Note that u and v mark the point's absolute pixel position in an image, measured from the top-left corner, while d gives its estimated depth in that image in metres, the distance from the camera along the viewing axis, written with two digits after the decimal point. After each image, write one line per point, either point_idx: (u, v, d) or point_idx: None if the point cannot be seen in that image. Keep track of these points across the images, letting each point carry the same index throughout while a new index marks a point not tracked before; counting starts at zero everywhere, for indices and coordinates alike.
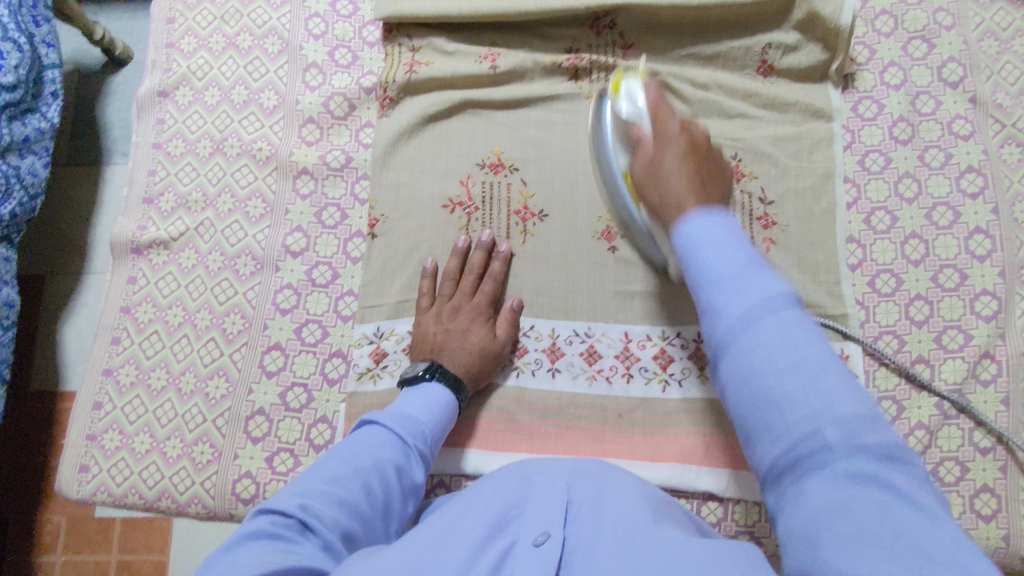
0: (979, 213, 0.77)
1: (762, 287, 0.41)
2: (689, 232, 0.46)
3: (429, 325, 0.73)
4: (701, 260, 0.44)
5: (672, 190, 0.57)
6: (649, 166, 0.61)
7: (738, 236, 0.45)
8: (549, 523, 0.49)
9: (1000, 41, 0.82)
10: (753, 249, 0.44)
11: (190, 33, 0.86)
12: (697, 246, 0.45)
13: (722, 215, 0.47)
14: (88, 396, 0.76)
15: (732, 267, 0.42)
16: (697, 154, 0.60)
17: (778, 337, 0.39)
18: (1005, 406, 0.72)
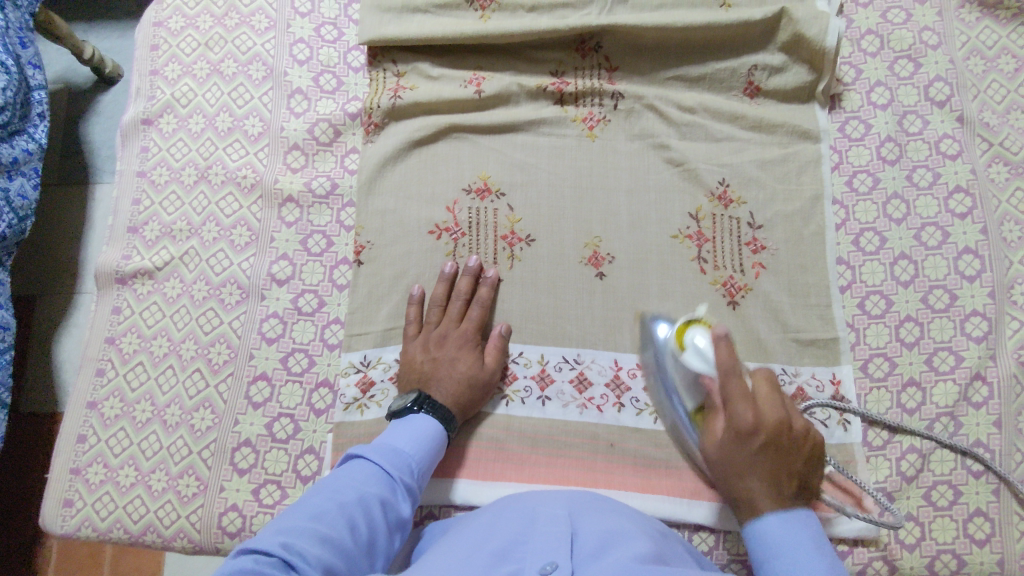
0: (968, 234, 0.77)
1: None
2: (770, 529, 0.57)
3: (416, 354, 0.72)
4: (785, 568, 0.54)
5: (747, 488, 0.59)
6: (724, 454, 0.61)
7: (819, 539, 0.55)
8: (556, 555, 0.48)
9: (986, 60, 0.83)
10: (828, 544, 0.55)
11: (174, 60, 0.86)
12: (771, 545, 0.56)
13: (804, 515, 0.57)
14: (72, 429, 0.75)
15: (808, 562, 0.53)
16: (784, 451, 0.59)
17: None
18: (997, 428, 0.71)
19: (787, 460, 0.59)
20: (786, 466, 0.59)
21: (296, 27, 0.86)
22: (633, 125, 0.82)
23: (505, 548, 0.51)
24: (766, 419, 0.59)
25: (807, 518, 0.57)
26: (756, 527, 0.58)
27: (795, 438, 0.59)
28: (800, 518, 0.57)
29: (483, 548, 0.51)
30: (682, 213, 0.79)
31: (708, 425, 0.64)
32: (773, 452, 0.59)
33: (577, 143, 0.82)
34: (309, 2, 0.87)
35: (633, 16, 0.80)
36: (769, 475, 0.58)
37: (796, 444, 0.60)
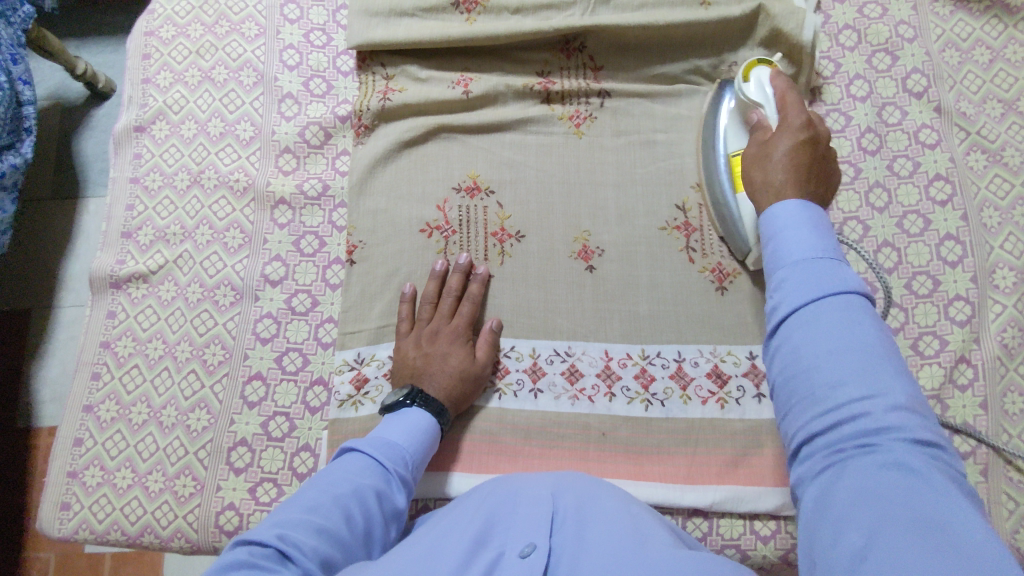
0: (949, 220, 0.78)
1: (839, 282, 0.47)
2: (783, 215, 0.53)
3: (409, 349, 0.73)
4: (789, 240, 0.51)
5: (773, 177, 0.60)
6: (761, 151, 0.64)
7: (824, 235, 0.51)
8: (535, 534, 0.50)
9: (961, 52, 0.85)
10: (836, 247, 0.51)
11: (166, 68, 0.87)
12: (784, 234, 0.52)
13: (810, 207, 0.53)
14: (69, 432, 0.76)
15: (826, 284, 0.48)
16: (819, 154, 0.62)
17: (840, 339, 0.45)
18: (983, 410, 0.72)
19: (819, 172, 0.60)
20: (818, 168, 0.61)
21: (286, 33, 0.88)
22: (619, 121, 0.83)
23: (488, 529, 0.52)
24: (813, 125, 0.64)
25: (817, 219, 0.52)
26: (778, 211, 0.53)
27: (825, 158, 0.62)
28: (813, 224, 0.52)
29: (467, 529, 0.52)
30: (669, 205, 0.80)
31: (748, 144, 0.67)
32: (808, 155, 0.61)
33: (565, 140, 0.83)
34: (298, 9, 0.89)
35: (616, 16, 0.82)
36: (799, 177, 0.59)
37: (828, 158, 0.62)
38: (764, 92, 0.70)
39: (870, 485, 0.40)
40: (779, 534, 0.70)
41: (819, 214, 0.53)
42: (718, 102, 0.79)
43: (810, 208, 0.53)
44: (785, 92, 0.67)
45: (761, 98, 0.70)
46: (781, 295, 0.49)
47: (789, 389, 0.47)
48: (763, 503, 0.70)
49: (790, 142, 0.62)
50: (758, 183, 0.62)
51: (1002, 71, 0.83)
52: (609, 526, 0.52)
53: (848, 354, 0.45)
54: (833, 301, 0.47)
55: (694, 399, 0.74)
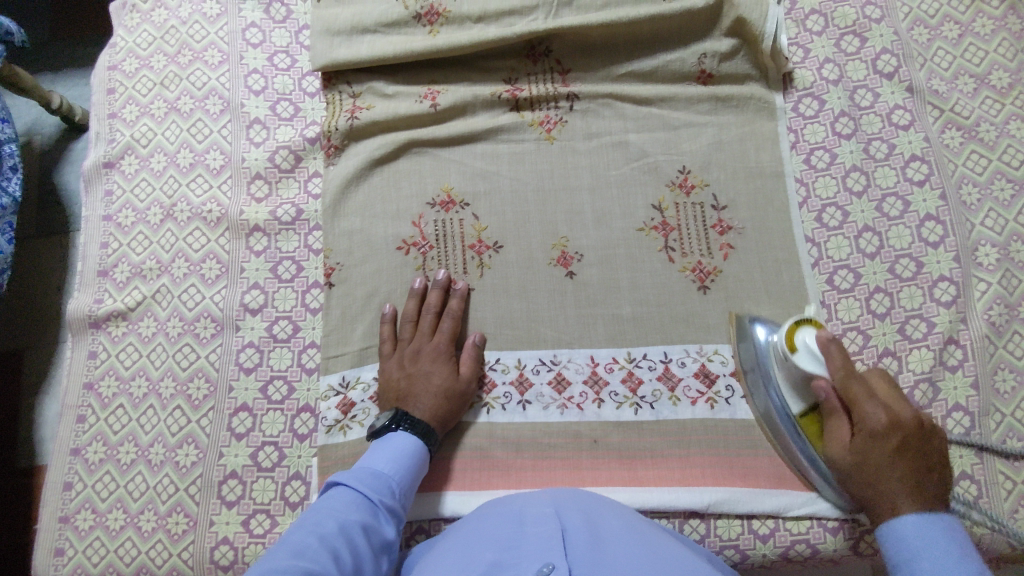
0: (928, 200, 0.77)
1: (943, 524, 0.55)
2: (903, 528, 0.57)
3: (392, 371, 0.73)
4: (920, 567, 0.53)
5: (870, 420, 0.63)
6: (856, 458, 0.63)
7: (960, 547, 0.53)
8: (550, 554, 0.49)
9: (930, 29, 0.84)
10: (979, 566, 0.52)
11: (131, 101, 0.86)
12: (913, 547, 0.55)
13: (942, 516, 0.56)
14: (58, 477, 0.75)
15: None
16: (909, 445, 0.61)
17: (939, 550, 0.53)
18: (975, 390, 0.71)
19: (934, 471, 0.61)
20: (926, 470, 0.61)
21: (249, 58, 0.87)
22: (589, 123, 0.83)
23: (500, 554, 0.51)
24: (899, 415, 0.63)
25: (950, 527, 0.55)
26: (893, 525, 0.58)
27: (927, 442, 0.62)
28: (957, 549, 0.53)
29: (478, 557, 0.51)
30: (645, 205, 0.79)
31: (838, 441, 0.65)
32: (903, 433, 0.62)
33: (536, 148, 0.82)
34: (260, 33, 0.88)
35: (578, 17, 0.81)
36: (908, 487, 0.59)
37: (927, 440, 0.62)
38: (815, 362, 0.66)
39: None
40: (777, 532, 0.69)
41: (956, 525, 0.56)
42: (749, 335, 0.73)
43: (933, 514, 0.57)
44: (840, 362, 0.64)
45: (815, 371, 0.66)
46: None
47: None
48: (760, 504, 0.69)
49: (885, 415, 0.62)
50: (871, 498, 0.62)
51: (973, 45, 0.83)
52: (625, 553, 0.50)
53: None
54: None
55: (683, 400, 0.73)
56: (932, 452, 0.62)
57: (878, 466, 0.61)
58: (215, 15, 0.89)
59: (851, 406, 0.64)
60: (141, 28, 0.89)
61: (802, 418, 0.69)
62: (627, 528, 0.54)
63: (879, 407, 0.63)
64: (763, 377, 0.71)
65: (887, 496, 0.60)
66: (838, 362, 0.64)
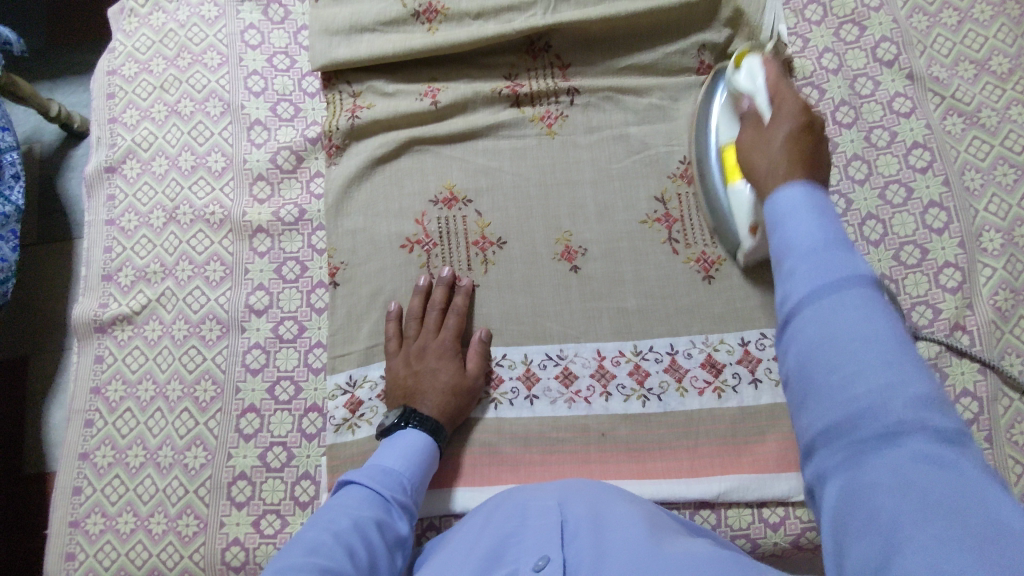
0: (931, 187, 0.77)
1: (835, 230, 0.40)
2: (780, 204, 0.44)
3: (399, 369, 0.73)
4: (789, 232, 0.42)
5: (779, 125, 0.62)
6: (759, 139, 0.63)
7: (825, 212, 0.42)
8: (547, 546, 0.50)
9: (929, 16, 0.84)
10: (840, 229, 0.41)
11: (131, 106, 0.86)
12: (779, 217, 0.43)
13: (815, 190, 0.43)
14: (67, 482, 0.75)
15: (829, 274, 0.38)
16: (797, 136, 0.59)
17: (808, 230, 0.41)
18: (983, 375, 0.71)
19: (823, 153, 0.58)
20: (823, 147, 0.58)
21: (248, 59, 0.87)
22: (590, 117, 0.83)
23: (503, 550, 0.51)
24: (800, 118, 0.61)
25: (823, 204, 0.43)
26: (776, 198, 0.44)
27: (825, 141, 0.60)
28: (817, 208, 0.42)
29: (476, 553, 0.51)
30: (648, 198, 0.79)
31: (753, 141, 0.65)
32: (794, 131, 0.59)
33: (538, 143, 0.82)
34: (259, 34, 0.88)
35: (578, 12, 0.81)
36: (797, 151, 0.57)
37: (826, 142, 0.59)
38: (754, 82, 0.69)
39: (904, 487, 0.32)
40: (787, 520, 0.69)
41: (821, 197, 0.43)
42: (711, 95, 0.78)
43: (814, 191, 0.43)
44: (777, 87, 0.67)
45: (752, 88, 0.69)
46: (790, 288, 0.40)
47: (798, 392, 0.38)
48: (770, 490, 0.69)
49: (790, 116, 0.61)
50: (764, 167, 0.59)
51: (972, 31, 0.83)
52: (622, 530, 0.51)
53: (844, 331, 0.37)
54: (840, 289, 0.38)
55: (690, 391, 0.73)
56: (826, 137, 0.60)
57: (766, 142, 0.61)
58: (213, 17, 0.89)
59: (773, 99, 0.66)
60: (139, 32, 0.89)
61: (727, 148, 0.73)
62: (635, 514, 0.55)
63: (797, 102, 0.63)
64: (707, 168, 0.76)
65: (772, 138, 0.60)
66: (773, 77, 0.68)
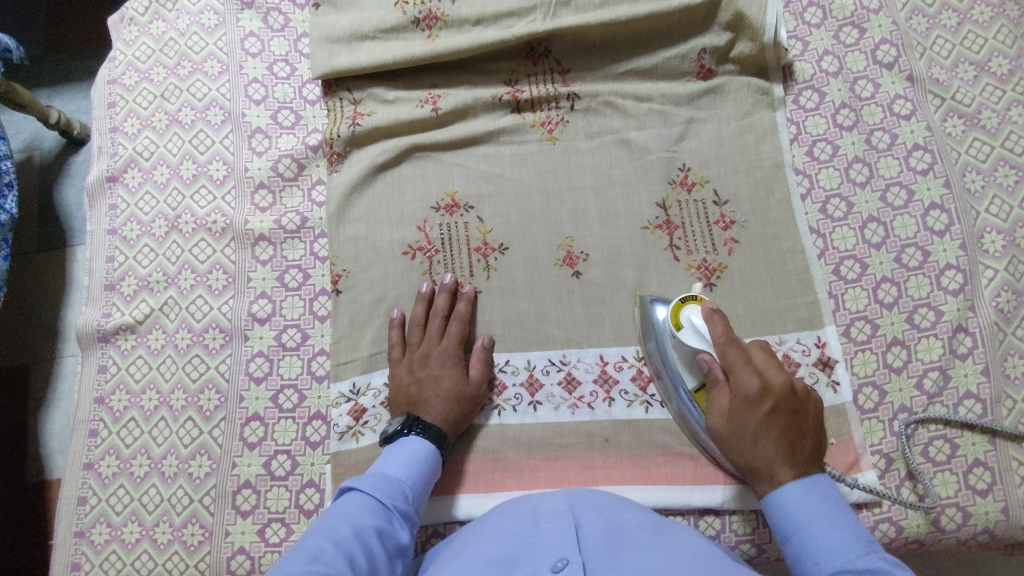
0: (932, 189, 0.77)
1: (835, 502, 0.58)
2: (786, 498, 0.59)
3: (403, 376, 0.73)
4: (807, 539, 0.56)
5: (749, 388, 0.63)
6: (731, 425, 0.64)
7: (834, 505, 0.58)
8: (565, 549, 0.50)
9: (928, 17, 0.84)
10: (861, 529, 0.56)
11: (133, 115, 0.87)
12: (791, 513, 0.59)
13: (819, 476, 0.60)
14: (72, 491, 0.75)
15: (846, 561, 0.53)
16: (780, 410, 0.62)
17: (814, 510, 0.58)
18: (986, 376, 0.71)
19: (804, 430, 0.62)
20: (802, 414, 0.63)
21: (249, 68, 0.87)
22: (591, 123, 0.83)
23: (513, 551, 0.51)
24: (771, 383, 0.63)
25: (825, 485, 0.60)
26: (777, 496, 0.60)
27: (802, 407, 0.64)
28: (822, 492, 0.59)
29: (486, 555, 0.51)
30: (649, 203, 0.80)
31: (717, 409, 0.65)
32: (782, 423, 0.62)
33: (539, 148, 0.82)
34: (259, 42, 0.88)
35: (577, 17, 0.81)
36: (791, 450, 0.61)
37: (799, 399, 0.64)
38: (705, 343, 0.67)
39: None
40: None
41: (825, 483, 0.60)
42: (649, 315, 0.74)
43: (817, 478, 0.60)
44: (726, 343, 0.65)
45: (708, 349, 0.67)
46: None
47: None
48: None
49: (766, 403, 0.62)
50: (749, 463, 0.63)
51: (972, 33, 0.83)
52: (640, 545, 0.51)
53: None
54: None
55: None
56: (802, 395, 0.64)
57: (750, 434, 0.62)
58: (213, 25, 0.89)
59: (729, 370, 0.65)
60: (140, 41, 0.89)
61: (696, 394, 0.70)
62: (650, 526, 0.55)
63: (758, 379, 0.63)
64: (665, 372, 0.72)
65: (757, 442, 0.62)
66: (721, 333, 0.66)
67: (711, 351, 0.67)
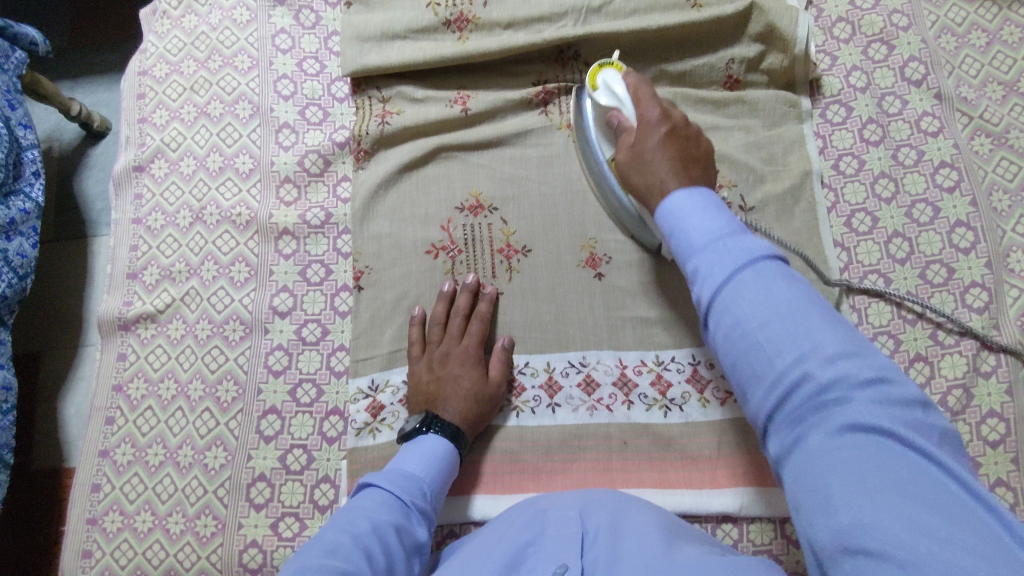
0: (958, 206, 0.77)
1: (748, 251, 0.50)
2: (673, 206, 0.57)
3: (422, 374, 0.73)
4: (687, 230, 0.54)
5: (647, 113, 0.70)
6: (634, 152, 0.69)
7: (717, 204, 0.55)
8: (564, 554, 0.50)
9: (957, 36, 0.84)
10: (732, 220, 0.54)
11: (162, 106, 0.87)
12: (679, 217, 0.56)
13: (701, 189, 0.57)
14: (86, 478, 0.75)
15: (732, 261, 0.50)
16: (675, 131, 0.69)
17: (765, 300, 0.47)
18: (1010, 397, 0.71)
19: (687, 153, 0.67)
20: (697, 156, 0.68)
21: (279, 63, 0.88)
22: None
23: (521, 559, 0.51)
24: (669, 115, 0.70)
25: (713, 200, 0.56)
26: (667, 204, 0.57)
27: (685, 123, 0.70)
28: (711, 207, 0.55)
29: (492, 562, 0.51)
30: None
31: (625, 144, 0.71)
32: (677, 148, 0.67)
33: (565, 152, 0.82)
34: (290, 39, 0.89)
35: (608, 24, 0.82)
36: (689, 168, 0.66)
37: (693, 138, 0.69)
38: (617, 95, 0.72)
39: (858, 470, 0.39)
40: None
41: (711, 196, 0.57)
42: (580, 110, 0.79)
43: (704, 193, 0.56)
44: (635, 87, 0.72)
45: (618, 101, 0.72)
46: (699, 271, 0.51)
47: (721, 351, 0.49)
48: None
49: (659, 137, 0.68)
50: (654, 190, 0.66)
51: (1000, 53, 0.83)
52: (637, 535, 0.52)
53: (776, 315, 0.46)
54: (749, 276, 0.48)
55: (711, 401, 0.73)
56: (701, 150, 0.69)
57: (647, 145, 0.68)
58: (245, 21, 0.89)
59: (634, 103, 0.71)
60: (172, 33, 0.90)
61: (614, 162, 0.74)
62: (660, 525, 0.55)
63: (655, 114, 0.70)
64: (589, 147, 0.78)
65: (656, 161, 0.66)
66: (632, 78, 0.73)
67: (621, 108, 0.72)
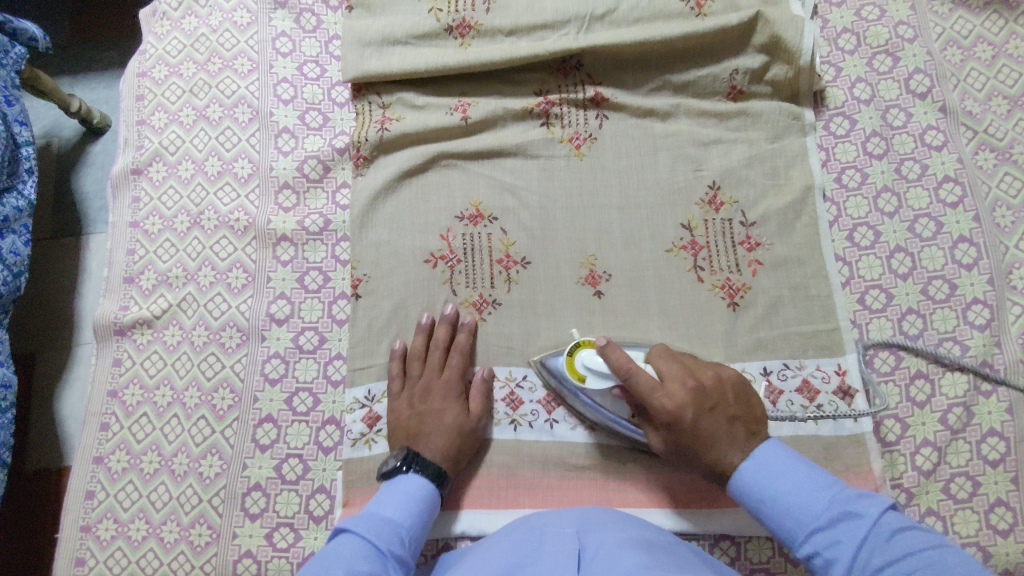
0: (961, 222, 0.77)
1: (827, 497, 0.56)
2: (752, 475, 0.60)
3: (402, 410, 0.72)
4: (778, 498, 0.58)
5: (671, 405, 0.63)
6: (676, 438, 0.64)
7: (795, 459, 0.60)
8: (563, 566, 0.51)
9: (963, 49, 0.84)
10: (822, 475, 0.58)
11: (160, 108, 0.86)
12: (770, 482, 0.58)
13: (777, 443, 0.62)
14: (80, 485, 0.74)
15: (819, 513, 0.55)
16: (702, 394, 0.63)
17: (854, 532, 0.53)
18: (1010, 415, 0.71)
19: (733, 421, 0.63)
20: (725, 407, 0.63)
21: (279, 67, 0.87)
22: (619, 140, 0.82)
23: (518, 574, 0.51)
24: (683, 405, 0.63)
25: (791, 453, 0.61)
26: (740, 477, 0.60)
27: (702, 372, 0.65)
28: (794, 458, 0.60)
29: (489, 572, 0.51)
30: (674, 224, 0.79)
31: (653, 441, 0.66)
32: (723, 416, 0.63)
33: (566, 163, 0.81)
34: (290, 42, 0.88)
35: (611, 33, 0.82)
36: (736, 434, 0.62)
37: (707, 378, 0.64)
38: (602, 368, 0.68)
39: None
40: None
41: (788, 449, 0.61)
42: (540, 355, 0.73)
43: (782, 446, 0.61)
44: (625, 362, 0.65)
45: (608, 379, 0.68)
46: (818, 552, 0.54)
47: None
48: None
49: (688, 398, 0.63)
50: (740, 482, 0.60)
51: (1006, 67, 0.82)
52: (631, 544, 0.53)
53: (899, 558, 0.50)
54: (852, 532, 0.53)
55: None
56: (713, 389, 0.64)
57: (706, 442, 0.62)
58: (245, 23, 0.88)
59: (648, 392, 0.64)
60: (171, 35, 0.89)
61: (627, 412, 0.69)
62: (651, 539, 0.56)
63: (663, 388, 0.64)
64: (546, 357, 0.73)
65: (721, 443, 0.62)
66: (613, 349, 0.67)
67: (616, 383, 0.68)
